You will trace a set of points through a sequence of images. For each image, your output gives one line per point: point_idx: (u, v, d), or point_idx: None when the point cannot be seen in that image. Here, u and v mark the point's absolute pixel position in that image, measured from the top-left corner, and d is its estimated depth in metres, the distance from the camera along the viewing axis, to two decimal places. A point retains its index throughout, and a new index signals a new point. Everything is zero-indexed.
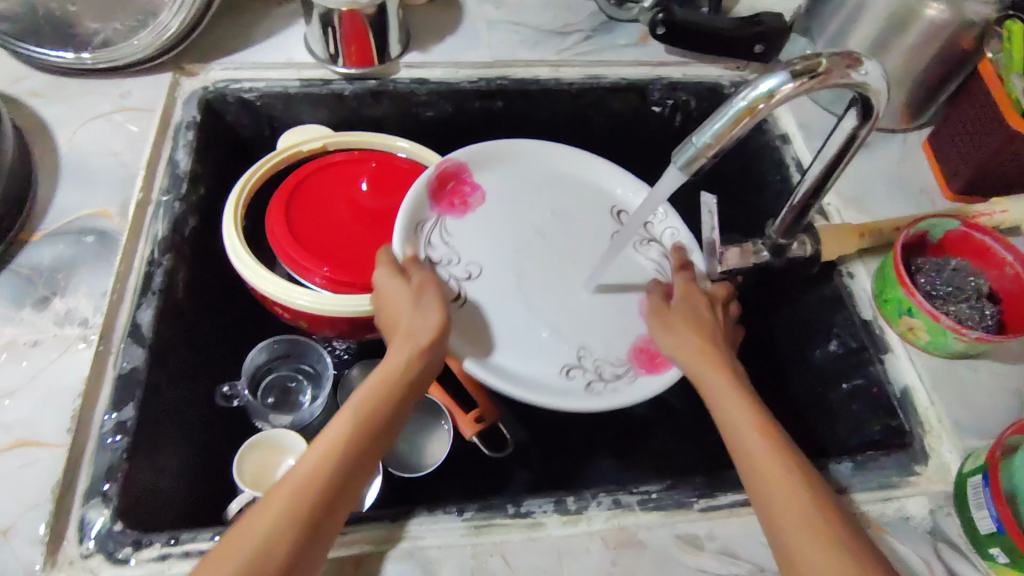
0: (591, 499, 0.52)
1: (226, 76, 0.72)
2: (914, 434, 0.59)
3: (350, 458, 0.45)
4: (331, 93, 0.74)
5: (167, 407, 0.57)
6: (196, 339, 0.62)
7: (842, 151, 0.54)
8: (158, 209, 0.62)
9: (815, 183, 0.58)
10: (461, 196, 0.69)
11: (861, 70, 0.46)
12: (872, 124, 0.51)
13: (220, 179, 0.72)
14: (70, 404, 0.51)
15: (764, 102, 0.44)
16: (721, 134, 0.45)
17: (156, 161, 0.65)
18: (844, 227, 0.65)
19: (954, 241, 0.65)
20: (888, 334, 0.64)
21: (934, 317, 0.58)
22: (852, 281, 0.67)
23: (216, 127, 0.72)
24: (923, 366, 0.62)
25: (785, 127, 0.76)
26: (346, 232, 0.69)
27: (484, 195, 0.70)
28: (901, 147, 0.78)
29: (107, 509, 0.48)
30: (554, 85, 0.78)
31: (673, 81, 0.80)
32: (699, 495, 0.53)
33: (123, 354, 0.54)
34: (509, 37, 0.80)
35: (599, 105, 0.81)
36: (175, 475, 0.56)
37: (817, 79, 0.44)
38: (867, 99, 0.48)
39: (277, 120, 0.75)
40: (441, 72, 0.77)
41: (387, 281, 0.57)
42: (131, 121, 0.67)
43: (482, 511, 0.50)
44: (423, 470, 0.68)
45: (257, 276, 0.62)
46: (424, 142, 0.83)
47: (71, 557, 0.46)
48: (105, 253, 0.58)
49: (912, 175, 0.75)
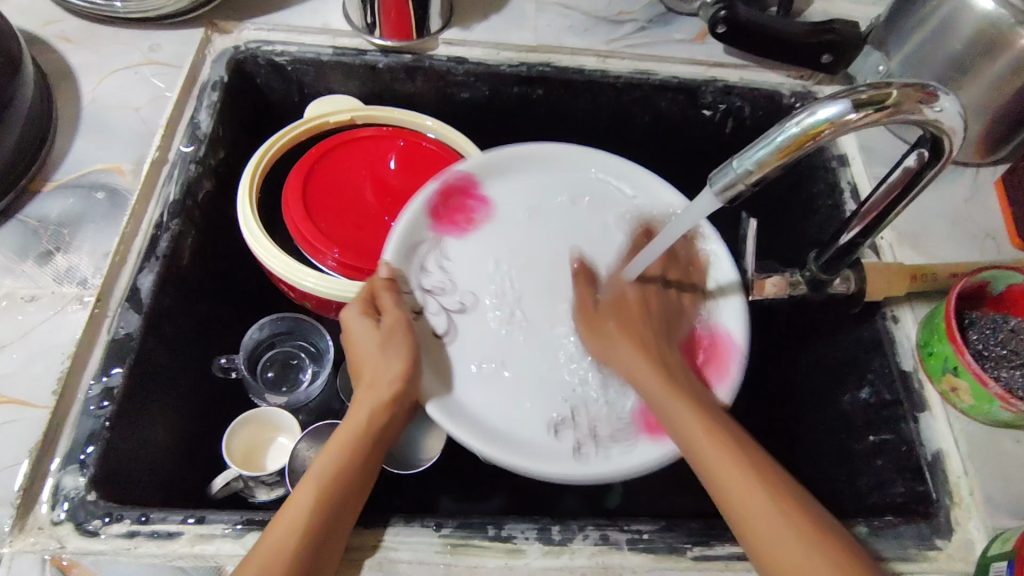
0: (577, 532, 0.49)
1: (258, 37, 0.69)
2: (940, 504, 0.54)
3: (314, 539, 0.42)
4: (365, 65, 0.71)
5: (159, 376, 0.56)
6: (197, 307, 0.61)
7: (904, 189, 0.48)
8: (174, 170, 0.60)
9: (870, 222, 0.52)
10: (465, 212, 0.63)
11: (937, 106, 0.41)
12: (942, 164, 0.45)
13: (241, 143, 0.70)
14: (58, 365, 0.50)
15: (818, 131, 0.39)
16: (765, 161, 0.41)
17: (176, 120, 0.63)
18: (894, 267, 0.60)
19: (1017, 296, 0.58)
20: (927, 389, 0.58)
21: (982, 381, 0.53)
22: (895, 326, 0.61)
23: (242, 89, 0.69)
24: (961, 431, 0.56)
25: (844, 147, 0.70)
26: (362, 215, 0.66)
27: (492, 211, 0.64)
28: (972, 183, 0.71)
29: (84, 477, 0.47)
30: (599, 77, 0.73)
31: (729, 85, 0.74)
32: (693, 542, 0.49)
33: (119, 320, 0.53)
34: (557, 21, 0.75)
35: (644, 103, 0.76)
36: (160, 446, 0.56)
37: (883, 113, 0.39)
38: (938, 137, 0.43)
39: (307, 87, 0.73)
40: (481, 52, 0.72)
41: (354, 321, 0.54)
42: (157, 76, 0.65)
43: (461, 529, 0.48)
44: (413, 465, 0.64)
45: (262, 249, 0.60)
46: (456, 124, 0.79)
47: (41, 523, 0.45)
48: (114, 211, 0.57)
49: (977, 217, 0.69)
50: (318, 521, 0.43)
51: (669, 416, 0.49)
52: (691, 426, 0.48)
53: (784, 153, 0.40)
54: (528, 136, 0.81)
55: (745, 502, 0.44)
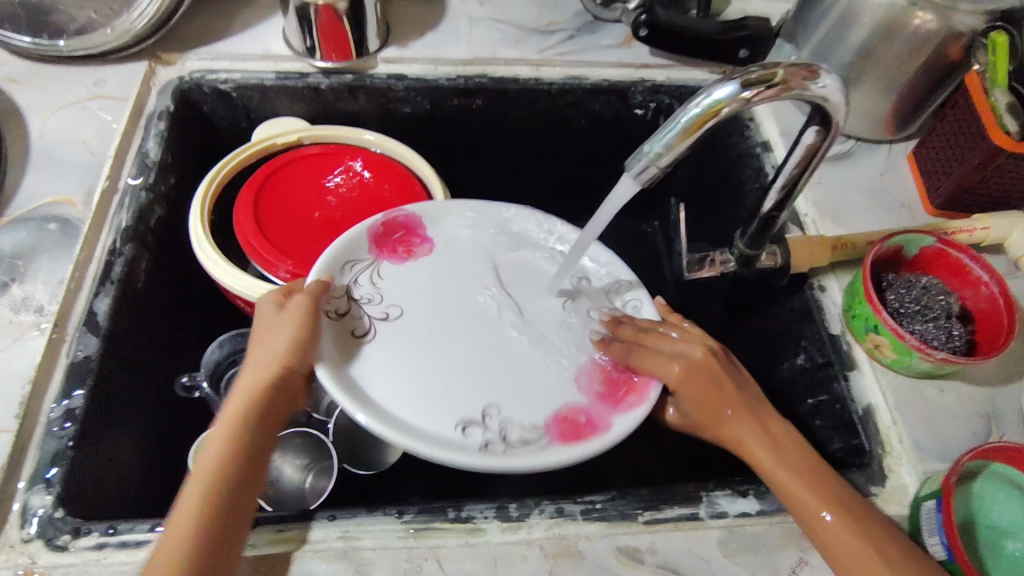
0: (534, 507, 0.52)
1: (202, 67, 0.72)
2: (873, 454, 0.58)
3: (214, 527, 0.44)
4: (308, 87, 0.74)
5: (120, 397, 0.57)
6: (154, 328, 0.63)
7: (807, 161, 0.53)
8: (125, 198, 0.62)
9: (783, 195, 0.57)
10: (407, 246, 0.63)
11: (821, 83, 0.45)
12: (833, 136, 0.50)
13: (191, 169, 0.72)
14: (19, 389, 0.51)
15: (716, 110, 0.43)
16: (673, 142, 0.44)
17: (125, 150, 0.65)
18: (818, 239, 0.64)
19: (929, 257, 0.63)
20: (855, 350, 0.62)
21: (900, 336, 0.57)
22: (823, 294, 0.66)
23: (189, 117, 0.72)
24: (888, 385, 0.61)
25: (766, 134, 0.74)
26: (313, 230, 0.68)
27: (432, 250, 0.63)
28: (886, 158, 0.77)
29: (50, 496, 0.48)
30: (534, 85, 0.77)
31: (656, 85, 0.79)
32: (644, 507, 0.53)
33: (78, 343, 0.54)
34: (490, 34, 0.80)
35: (579, 107, 0.80)
36: (125, 464, 0.57)
37: (773, 91, 0.43)
38: (826, 111, 0.47)
39: (253, 112, 0.76)
40: (420, 68, 0.76)
41: (265, 309, 0.55)
42: (104, 110, 0.67)
43: (422, 514, 0.51)
44: (381, 463, 0.69)
45: (216, 266, 0.62)
46: (402, 138, 0.83)
47: (10, 542, 0.46)
48: (67, 240, 0.59)
49: (892, 190, 0.74)
50: (217, 510, 0.45)
51: (735, 439, 0.52)
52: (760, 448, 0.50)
53: (690, 133, 0.44)
54: (473, 145, 0.84)
55: (815, 524, 0.47)
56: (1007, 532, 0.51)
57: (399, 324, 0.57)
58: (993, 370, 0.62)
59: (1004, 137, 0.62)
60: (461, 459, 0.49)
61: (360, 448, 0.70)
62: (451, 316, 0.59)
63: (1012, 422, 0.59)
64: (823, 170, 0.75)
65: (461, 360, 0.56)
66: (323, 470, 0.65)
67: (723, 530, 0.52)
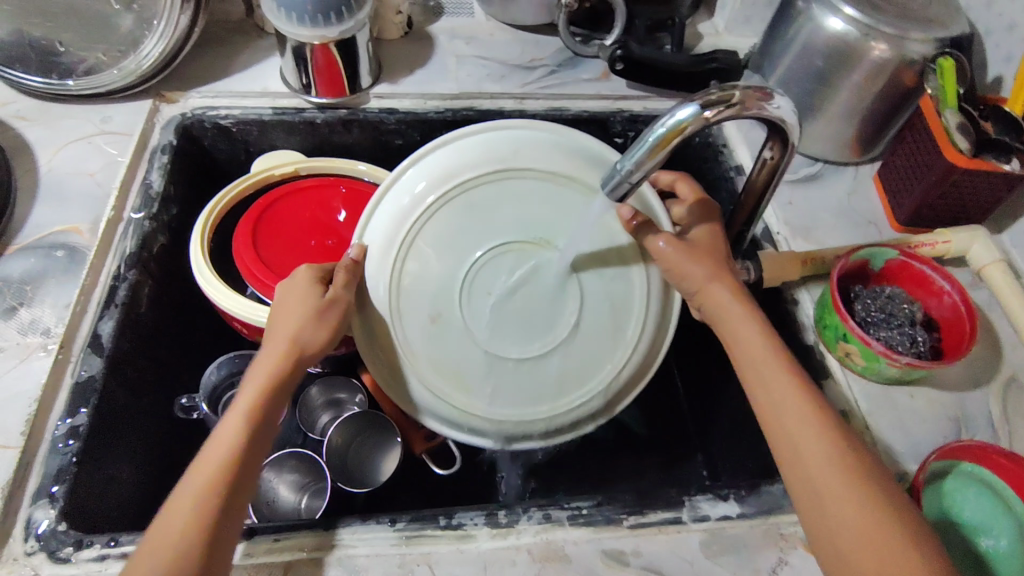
0: (522, 513, 0.53)
1: (204, 103, 0.76)
2: None
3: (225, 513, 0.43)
4: (304, 121, 0.78)
5: (121, 417, 0.59)
6: (155, 351, 0.65)
7: (771, 176, 0.57)
8: (128, 227, 0.65)
9: (750, 211, 0.61)
10: None
11: (776, 104, 0.49)
12: (790, 153, 0.54)
13: (192, 200, 0.76)
14: (25, 408, 0.53)
15: (680, 129, 0.46)
16: (644, 159, 0.47)
17: (129, 182, 0.68)
18: (786, 255, 0.68)
19: (894, 270, 0.67)
20: (829, 359, 0.65)
21: (867, 343, 0.60)
22: (796, 307, 0.69)
23: (191, 151, 0.76)
24: (861, 392, 0.63)
25: (739, 159, 0.79)
26: (307, 255, 0.71)
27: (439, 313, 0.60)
28: (852, 180, 0.81)
29: (54, 509, 0.50)
30: (518, 116, 0.82)
31: (633, 114, 0.83)
32: (628, 512, 0.54)
33: (82, 364, 0.57)
34: (476, 70, 0.84)
35: (562, 136, 0.85)
36: (125, 482, 0.59)
37: (732, 109, 0.47)
38: (782, 130, 0.52)
39: (251, 145, 0.80)
40: (410, 102, 0.80)
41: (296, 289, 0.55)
42: (110, 145, 0.71)
43: (414, 522, 0.52)
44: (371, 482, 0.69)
45: (214, 289, 0.65)
46: (394, 169, 0.87)
47: (15, 554, 0.48)
48: (73, 266, 0.62)
49: (861, 209, 0.78)
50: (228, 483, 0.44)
51: (716, 300, 0.53)
52: (731, 305, 0.52)
53: (659, 149, 0.47)
54: None
55: (761, 371, 0.49)
56: (979, 529, 0.53)
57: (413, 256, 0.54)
58: (961, 376, 0.65)
59: (957, 156, 0.66)
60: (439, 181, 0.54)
61: (355, 464, 0.71)
62: (455, 236, 0.54)
63: (980, 425, 0.62)
64: (794, 192, 0.79)
65: (461, 211, 0.54)
66: (317, 491, 0.69)
67: (705, 533, 0.54)
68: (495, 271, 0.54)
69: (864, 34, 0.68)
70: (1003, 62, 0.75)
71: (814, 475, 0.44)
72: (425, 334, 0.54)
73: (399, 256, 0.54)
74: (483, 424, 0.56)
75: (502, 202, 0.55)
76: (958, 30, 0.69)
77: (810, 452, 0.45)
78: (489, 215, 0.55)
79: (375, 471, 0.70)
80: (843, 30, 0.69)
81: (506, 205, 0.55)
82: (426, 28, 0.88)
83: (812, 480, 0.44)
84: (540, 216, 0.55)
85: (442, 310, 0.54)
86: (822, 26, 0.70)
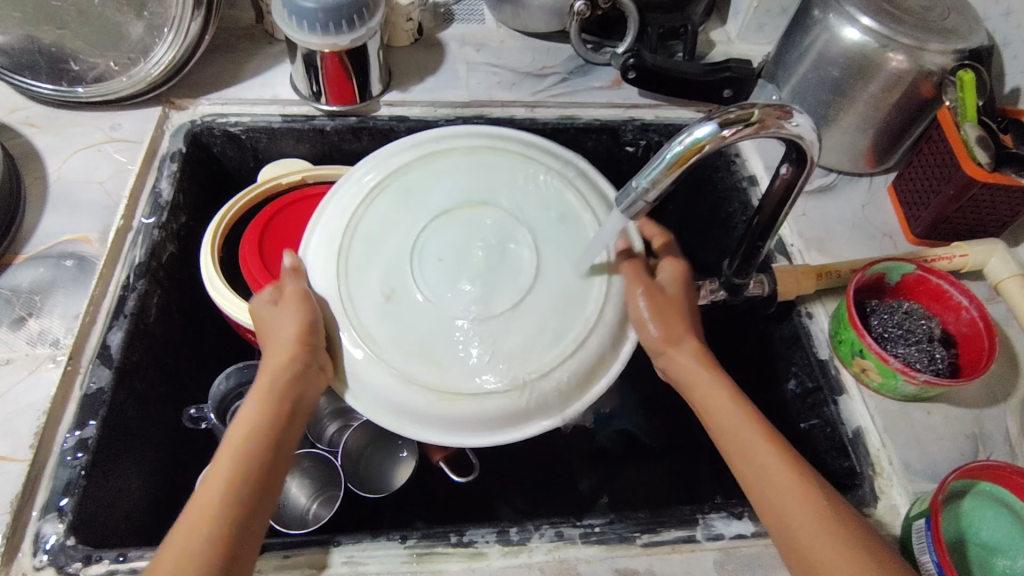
0: (535, 531, 0.53)
1: (213, 111, 0.75)
2: (864, 475, 0.59)
3: (239, 510, 0.43)
4: (314, 129, 0.77)
5: (129, 428, 0.59)
6: (163, 360, 0.65)
7: (788, 190, 0.56)
8: (138, 236, 0.65)
9: (765, 225, 0.60)
10: None
11: (794, 121, 0.48)
12: (808, 171, 0.54)
13: (201, 208, 0.75)
14: (34, 421, 0.53)
15: (698, 147, 0.45)
16: (659, 177, 0.46)
17: (139, 190, 0.68)
18: (802, 268, 0.67)
19: (911, 283, 0.66)
20: (844, 375, 0.65)
21: (884, 360, 0.59)
22: (811, 321, 0.68)
23: (200, 158, 0.75)
24: (877, 408, 0.62)
25: (752, 169, 0.78)
26: None
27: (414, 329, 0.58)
28: (866, 191, 0.80)
29: (63, 524, 0.49)
30: (528, 125, 0.81)
31: (645, 123, 0.83)
32: (641, 530, 0.54)
33: (91, 376, 0.56)
34: (487, 78, 0.84)
35: (573, 144, 0.84)
36: (133, 495, 0.58)
37: (750, 129, 0.46)
38: (802, 147, 0.51)
39: (261, 153, 0.79)
40: (420, 110, 0.80)
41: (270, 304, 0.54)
42: (120, 152, 0.71)
43: (424, 539, 0.52)
44: (379, 488, 0.69)
45: (223, 299, 0.64)
46: None
47: (23, 569, 0.47)
48: (83, 276, 0.61)
49: (875, 221, 0.77)
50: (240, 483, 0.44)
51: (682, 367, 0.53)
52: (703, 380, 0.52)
53: (675, 168, 0.46)
54: None
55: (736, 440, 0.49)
56: (995, 549, 0.52)
57: (358, 235, 0.52)
58: (979, 393, 0.64)
59: (977, 170, 0.66)
60: (385, 160, 0.56)
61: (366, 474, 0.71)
62: (401, 206, 0.53)
63: (998, 442, 0.61)
64: (807, 203, 0.78)
65: (404, 183, 0.54)
66: (328, 499, 0.67)
67: (719, 552, 0.53)
68: (442, 246, 0.52)
69: (881, 45, 0.67)
70: (1021, 73, 0.74)
71: (811, 548, 0.43)
72: (379, 313, 0.50)
73: (350, 235, 0.52)
74: (464, 408, 0.49)
75: (443, 187, 0.54)
76: (977, 42, 0.68)
77: (800, 520, 0.44)
78: (420, 201, 0.53)
79: (386, 478, 0.70)
80: (859, 40, 0.68)
81: (446, 180, 0.54)
82: (436, 35, 0.88)
83: (806, 551, 0.43)
84: (478, 183, 0.55)
85: (398, 290, 0.50)
86: (838, 36, 0.69)
